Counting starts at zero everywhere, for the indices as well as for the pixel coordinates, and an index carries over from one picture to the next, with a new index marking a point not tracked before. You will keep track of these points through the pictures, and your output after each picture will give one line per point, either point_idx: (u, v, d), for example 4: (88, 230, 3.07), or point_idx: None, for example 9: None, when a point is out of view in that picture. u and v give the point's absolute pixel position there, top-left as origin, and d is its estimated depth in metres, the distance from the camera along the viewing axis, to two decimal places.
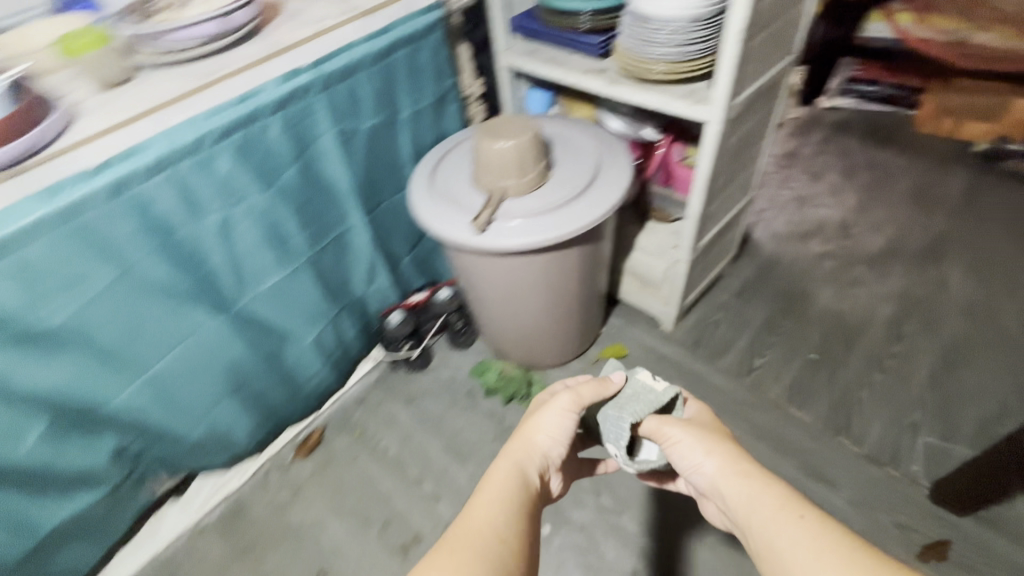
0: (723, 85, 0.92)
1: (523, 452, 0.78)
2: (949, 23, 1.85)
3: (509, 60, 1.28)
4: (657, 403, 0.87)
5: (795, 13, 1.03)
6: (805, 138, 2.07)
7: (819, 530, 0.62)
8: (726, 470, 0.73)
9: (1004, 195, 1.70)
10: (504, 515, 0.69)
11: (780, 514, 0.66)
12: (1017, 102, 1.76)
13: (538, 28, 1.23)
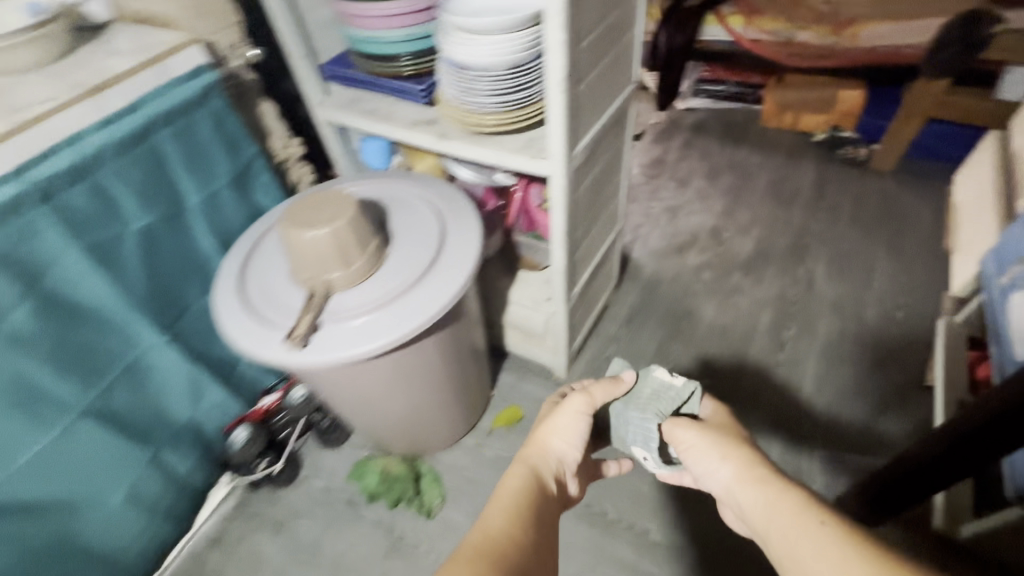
0: (558, 138, 0.81)
1: (537, 455, 0.76)
2: (774, 24, 1.91)
3: (327, 114, 1.09)
4: (679, 400, 0.83)
5: (625, 45, 0.94)
6: (667, 144, 2.09)
7: (851, 538, 0.55)
8: (745, 473, 0.68)
9: (845, 184, 1.81)
10: (515, 519, 0.66)
11: (804, 520, 0.59)
12: (844, 93, 1.88)
13: (354, 76, 1.06)
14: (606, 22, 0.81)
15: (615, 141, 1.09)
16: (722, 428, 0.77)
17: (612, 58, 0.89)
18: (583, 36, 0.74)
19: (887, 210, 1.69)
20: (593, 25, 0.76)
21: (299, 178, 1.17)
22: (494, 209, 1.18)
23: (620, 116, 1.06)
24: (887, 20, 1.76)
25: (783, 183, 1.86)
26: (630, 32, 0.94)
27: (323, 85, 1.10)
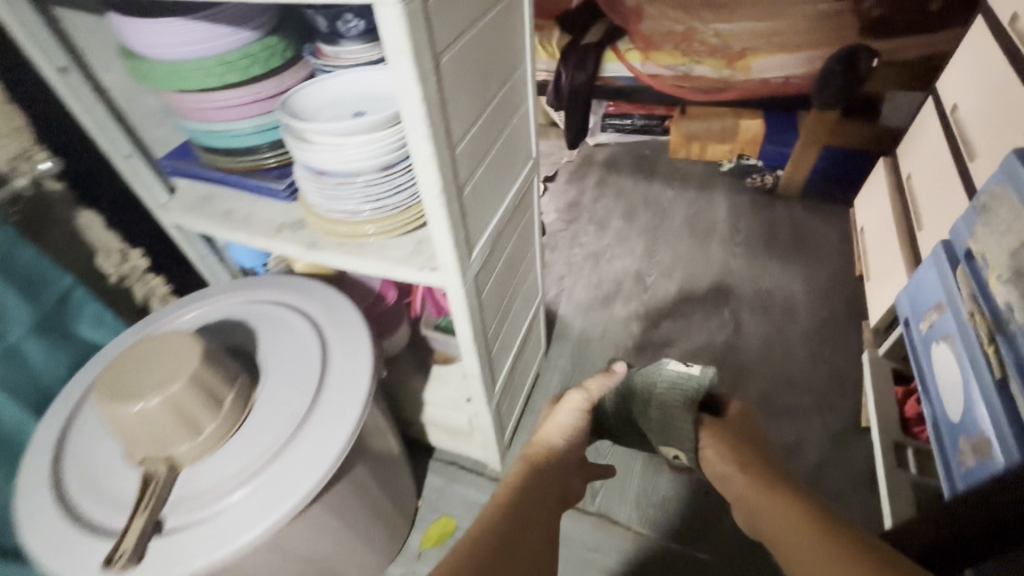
0: (447, 249, 0.67)
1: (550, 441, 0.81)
2: (672, 58, 1.88)
3: (174, 219, 0.89)
4: (693, 391, 0.85)
5: (517, 123, 0.83)
6: (582, 184, 2.05)
7: (842, 538, 0.53)
8: (751, 474, 0.70)
9: (758, 213, 1.82)
10: (513, 503, 0.70)
11: (801, 525, 0.57)
12: (744, 123, 1.91)
13: (202, 173, 0.87)
14: (488, 111, 0.69)
15: (524, 218, 0.98)
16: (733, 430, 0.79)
17: (503, 142, 0.77)
18: (459, 138, 0.61)
19: (798, 239, 1.71)
20: (471, 120, 0.64)
21: (149, 293, 0.95)
22: (395, 301, 1.03)
23: (525, 192, 0.95)
24: (776, 52, 1.77)
25: (699, 217, 1.84)
26: (521, 108, 0.83)
27: (166, 184, 0.90)
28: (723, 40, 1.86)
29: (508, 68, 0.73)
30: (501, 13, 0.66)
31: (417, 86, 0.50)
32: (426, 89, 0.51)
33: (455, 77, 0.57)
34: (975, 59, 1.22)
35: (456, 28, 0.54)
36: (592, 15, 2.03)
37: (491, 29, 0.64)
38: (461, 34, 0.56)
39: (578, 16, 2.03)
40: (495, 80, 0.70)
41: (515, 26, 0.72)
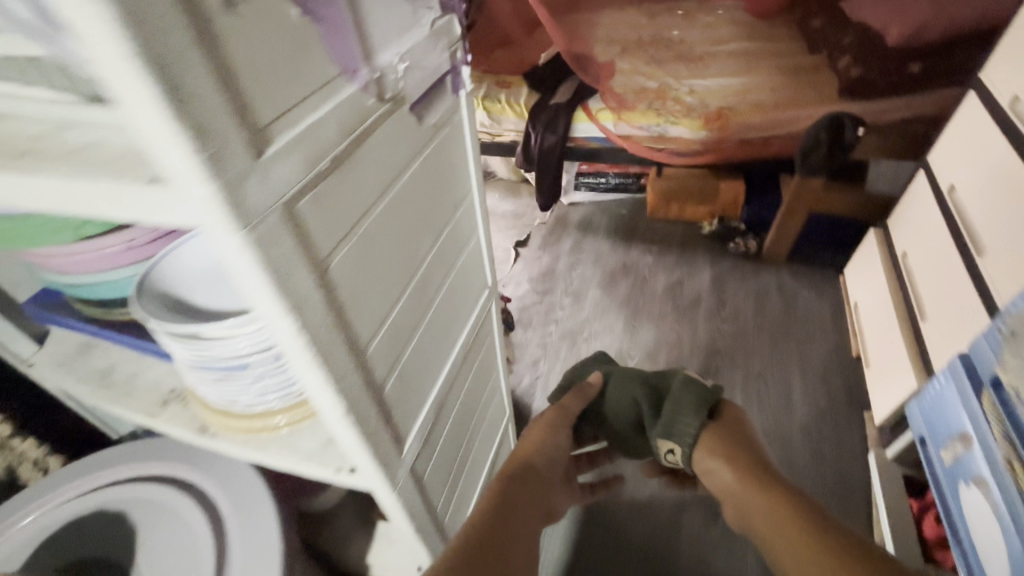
0: (369, 461, 0.51)
1: (529, 454, 0.78)
2: (646, 117, 1.77)
3: (43, 377, 0.71)
4: (705, 393, 0.77)
5: (465, 256, 0.68)
6: (557, 249, 1.91)
7: (813, 530, 0.59)
8: (737, 477, 0.68)
9: (744, 281, 1.71)
10: (503, 506, 0.68)
11: (797, 531, 0.60)
12: (722, 184, 1.82)
13: (77, 323, 0.70)
14: (415, 277, 0.54)
15: (482, 351, 0.82)
16: (731, 430, 0.73)
17: (444, 294, 0.62)
18: (368, 334, 0.46)
19: (789, 313, 1.60)
20: (387, 302, 0.49)
21: (16, 462, 0.77)
22: None
23: (481, 326, 0.79)
24: (754, 111, 1.67)
25: (683, 286, 1.72)
26: (469, 242, 0.68)
27: (35, 331, 0.73)
28: (699, 99, 1.76)
29: (445, 212, 0.58)
30: (428, 160, 0.52)
31: (288, 315, 0.35)
32: (302, 316, 0.36)
33: (353, 272, 0.42)
34: (970, 136, 1.13)
35: (348, 215, 0.40)
36: (562, 73, 1.93)
37: (411, 184, 0.50)
38: (361, 216, 0.42)
39: (547, 73, 1.92)
40: (425, 233, 0.55)
41: (453, 164, 0.58)
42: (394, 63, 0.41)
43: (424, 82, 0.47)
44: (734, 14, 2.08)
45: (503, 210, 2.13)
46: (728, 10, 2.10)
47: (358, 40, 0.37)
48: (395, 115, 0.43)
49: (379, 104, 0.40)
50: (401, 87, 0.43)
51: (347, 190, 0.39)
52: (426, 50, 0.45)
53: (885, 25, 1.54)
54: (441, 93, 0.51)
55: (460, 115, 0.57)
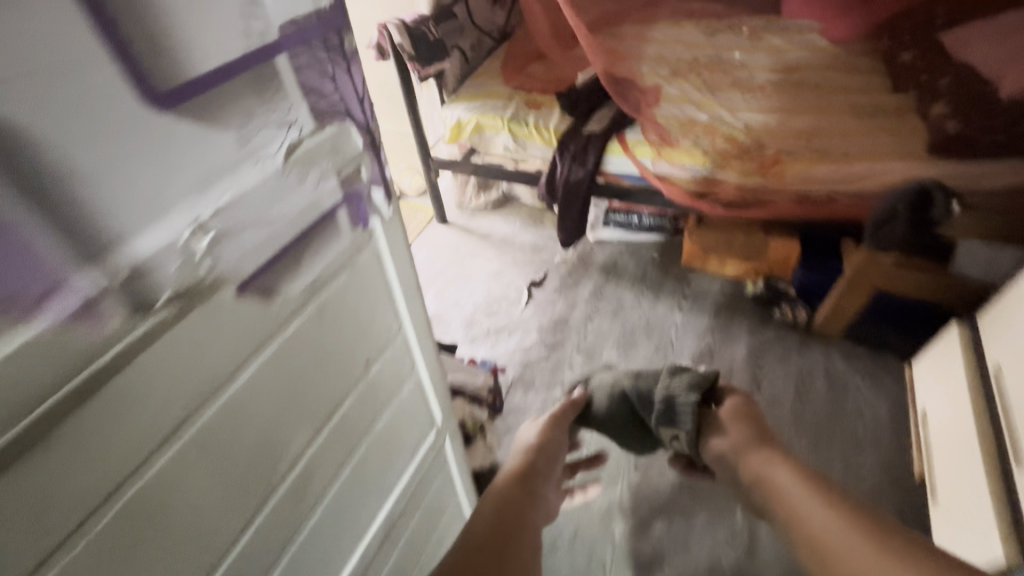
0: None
1: (532, 457, 0.82)
2: (691, 157, 1.53)
3: None
4: (695, 377, 0.84)
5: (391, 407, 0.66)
6: (575, 296, 1.71)
7: (814, 498, 0.60)
8: (743, 458, 0.71)
9: (786, 359, 1.47)
10: (514, 499, 0.74)
11: (804, 497, 0.61)
12: (772, 242, 1.57)
13: None
14: (280, 480, 0.53)
15: (435, 486, 0.80)
16: (735, 413, 0.79)
17: (353, 457, 0.62)
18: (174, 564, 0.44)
19: (838, 408, 1.35)
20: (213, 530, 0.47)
21: None
22: None
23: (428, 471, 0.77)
24: (817, 161, 1.41)
25: (714, 358, 1.49)
26: (401, 391, 0.67)
27: None
28: (754, 139, 1.50)
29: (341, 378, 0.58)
30: (298, 342, 0.51)
31: None
32: None
33: (120, 536, 0.39)
34: None
35: (131, 446, 0.39)
36: (598, 95, 1.70)
37: (268, 376, 0.49)
38: (166, 437, 0.41)
39: (582, 95, 1.70)
40: (304, 422, 0.55)
41: (349, 323, 0.56)
42: (184, 235, 0.38)
43: (268, 246, 0.44)
44: (808, 37, 1.77)
45: (521, 242, 1.93)
46: (800, 31, 1.79)
47: (99, 232, 0.34)
48: (190, 316, 0.40)
49: (135, 318, 0.37)
50: (219, 274, 0.41)
51: (125, 420, 0.38)
52: (277, 198, 0.44)
53: (995, 75, 1.36)
54: (307, 260, 0.49)
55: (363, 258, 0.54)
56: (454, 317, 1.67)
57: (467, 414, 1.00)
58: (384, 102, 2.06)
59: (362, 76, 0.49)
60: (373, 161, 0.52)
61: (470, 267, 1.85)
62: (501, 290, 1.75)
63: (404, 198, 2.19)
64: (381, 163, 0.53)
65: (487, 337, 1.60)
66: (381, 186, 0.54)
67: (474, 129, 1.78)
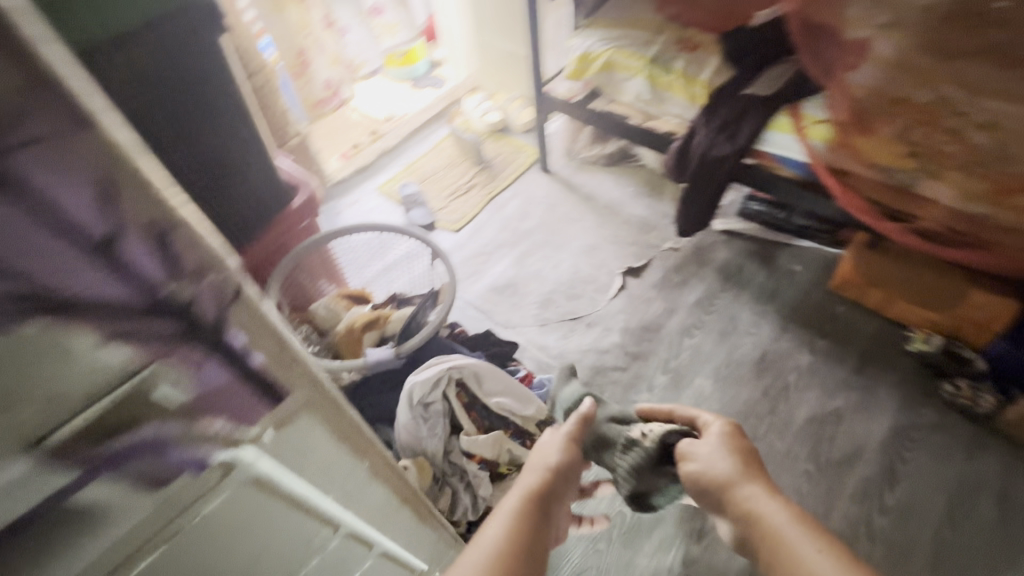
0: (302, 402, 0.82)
1: (550, 468, 0.67)
2: (888, 156, 1.08)
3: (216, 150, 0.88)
4: (648, 457, 0.76)
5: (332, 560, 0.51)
6: (678, 300, 1.40)
7: (811, 539, 0.56)
8: (733, 489, 0.65)
9: (941, 456, 1.11)
10: (528, 522, 0.58)
11: (791, 531, 0.58)
12: (973, 295, 1.13)
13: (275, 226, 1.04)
14: None
15: None
16: (715, 444, 0.70)
17: None
18: None
19: (999, 543, 1.01)
20: None
21: None
22: (349, 343, 0.99)
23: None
24: None
25: (840, 428, 1.17)
26: None
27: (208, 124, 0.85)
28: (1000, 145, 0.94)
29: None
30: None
31: None
32: None
33: None
34: None
35: None
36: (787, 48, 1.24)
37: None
38: None
39: (763, 45, 1.24)
40: None
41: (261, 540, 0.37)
42: None
43: None
44: None
45: (629, 216, 1.61)
46: None
47: None
48: None
49: None
50: None
51: None
52: None
53: None
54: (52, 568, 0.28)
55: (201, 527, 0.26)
56: (531, 293, 1.44)
57: (506, 451, 0.84)
58: (505, 15, 1.73)
59: (93, 195, 0.22)
60: (146, 349, 0.26)
61: (562, 234, 1.58)
62: (592, 272, 1.48)
63: (508, 132, 1.91)
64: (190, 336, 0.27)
65: (563, 326, 1.37)
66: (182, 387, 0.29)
67: (604, 66, 1.42)
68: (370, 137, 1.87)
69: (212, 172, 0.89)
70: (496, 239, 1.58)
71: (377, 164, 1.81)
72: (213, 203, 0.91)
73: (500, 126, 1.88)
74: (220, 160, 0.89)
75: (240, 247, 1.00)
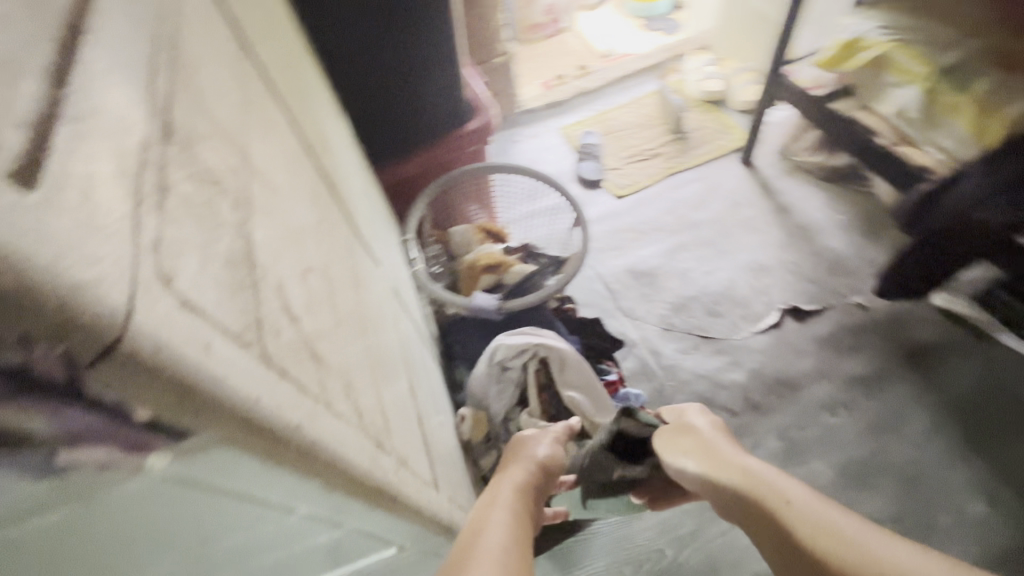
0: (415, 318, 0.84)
1: (533, 461, 0.67)
2: None
3: (422, 58, 0.92)
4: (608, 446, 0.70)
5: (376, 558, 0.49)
6: (839, 367, 1.16)
7: (788, 481, 0.55)
8: (714, 450, 0.62)
9: None
10: (516, 510, 0.56)
11: (774, 482, 0.55)
12: None
13: (446, 145, 1.06)
14: None
15: None
16: (707, 432, 0.66)
17: None
18: None
19: None
20: None
21: None
22: (467, 278, 1.01)
23: None
24: None
25: None
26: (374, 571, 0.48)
27: (425, 33, 0.90)
28: None
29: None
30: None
31: None
32: None
33: None
34: None
35: None
36: None
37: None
38: None
39: None
40: None
41: (195, 559, 0.27)
42: None
43: None
44: None
45: (823, 249, 1.33)
46: None
47: None
48: None
49: None
50: None
51: None
52: None
53: None
54: None
55: (30, 540, 0.19)
56: (668, 291, 1.30)
57: None
58: None
59: None
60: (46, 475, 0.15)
61: (733, 239, 1.37)
62: (748, 295, 1.27)
63: (722, 106, 1.66)
64: (46, 396, 0.13)
65: (687, 340, 1.22)
66: (26, 464, 0.15)
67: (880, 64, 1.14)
68: (576, 72, 1.79)
69: (405, 75, 0.94)
70: (657, 219, 1.43)
71: (571, 103, 1.72)
72: (397, 104, 0.97)
73: (716, 98, 1.65)
74: (417, 64, 0.93)
75: (410, 151, 1.05)
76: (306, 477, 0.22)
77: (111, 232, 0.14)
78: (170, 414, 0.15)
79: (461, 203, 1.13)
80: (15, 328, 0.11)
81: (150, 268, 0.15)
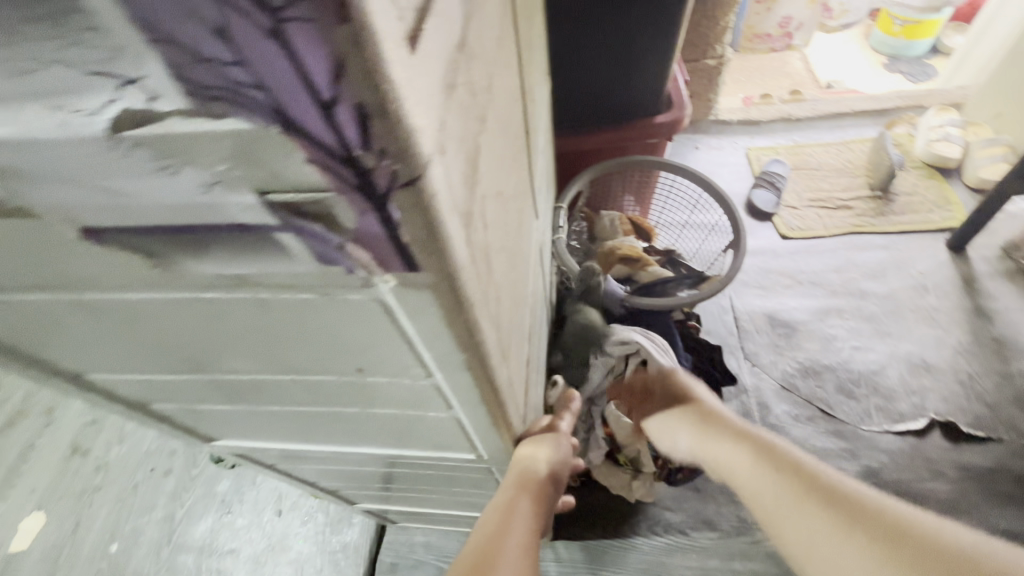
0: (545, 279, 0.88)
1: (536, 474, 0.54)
2: None
3: (641, 41, 0.93)
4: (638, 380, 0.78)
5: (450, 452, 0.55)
6: (981, 507, 0.98)
7: (778, 451, 0.56)
8: (713, 427, 0.63)
9: None
10: (527, 523, 0.53)
11: (766, 456, 0.56)
12: None
13: (629, 130, 1.06)
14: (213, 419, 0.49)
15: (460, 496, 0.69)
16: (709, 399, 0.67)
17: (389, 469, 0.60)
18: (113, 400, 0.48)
19: None
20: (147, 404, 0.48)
21: None
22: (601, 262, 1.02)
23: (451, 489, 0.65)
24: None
25: None
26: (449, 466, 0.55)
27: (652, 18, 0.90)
28: None
29: (377, 430, 0.45)
30: (268, 376, 0.34)
31: None
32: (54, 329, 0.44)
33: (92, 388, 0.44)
34: None
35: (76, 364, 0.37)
36: None
37: (236, 385, 0.37)
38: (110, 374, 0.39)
39: None
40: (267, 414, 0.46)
41: (355, 382, 0.34)
42: None
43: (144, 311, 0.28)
44: None
45: (1016, 374, 1.12)
46: None
47: None
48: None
49: None
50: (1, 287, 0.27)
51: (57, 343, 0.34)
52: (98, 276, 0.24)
53: None
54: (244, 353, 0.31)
55: (288, 307, 0.25)
56: (805, 351, 1.18)
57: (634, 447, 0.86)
58: None
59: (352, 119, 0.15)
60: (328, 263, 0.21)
61: (903, 324, 1.20)
62: (898, 389, 1.12)
63: (947, 176, 1.43)
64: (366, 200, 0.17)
65: (805, 408, 1.11)
66: (327, 247, 0.20)
67: None
68: (787, 95, 1.65)
69: (617, 56, 0.96)
70: (821, 274, 1.29)
71: (769, 125, 1.60)
72: (598, 81, 0.99)
73: (945, 165, 1.42)
74: (632, 46, 0.94)
75: (593, 127, 1.08)
76: (461, 347, 0.27)
77: (432, 99, 0.18)
78: (419, 247, 0.20)
79: (621, 189, 1.14)
80: (381, 144, 0.15)
81: (439, 137, 0.19)
